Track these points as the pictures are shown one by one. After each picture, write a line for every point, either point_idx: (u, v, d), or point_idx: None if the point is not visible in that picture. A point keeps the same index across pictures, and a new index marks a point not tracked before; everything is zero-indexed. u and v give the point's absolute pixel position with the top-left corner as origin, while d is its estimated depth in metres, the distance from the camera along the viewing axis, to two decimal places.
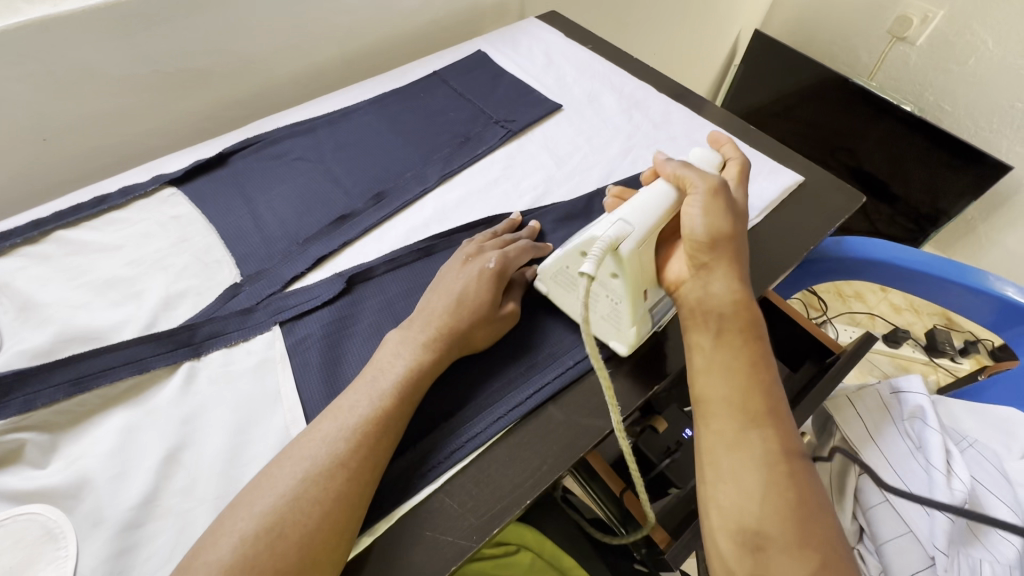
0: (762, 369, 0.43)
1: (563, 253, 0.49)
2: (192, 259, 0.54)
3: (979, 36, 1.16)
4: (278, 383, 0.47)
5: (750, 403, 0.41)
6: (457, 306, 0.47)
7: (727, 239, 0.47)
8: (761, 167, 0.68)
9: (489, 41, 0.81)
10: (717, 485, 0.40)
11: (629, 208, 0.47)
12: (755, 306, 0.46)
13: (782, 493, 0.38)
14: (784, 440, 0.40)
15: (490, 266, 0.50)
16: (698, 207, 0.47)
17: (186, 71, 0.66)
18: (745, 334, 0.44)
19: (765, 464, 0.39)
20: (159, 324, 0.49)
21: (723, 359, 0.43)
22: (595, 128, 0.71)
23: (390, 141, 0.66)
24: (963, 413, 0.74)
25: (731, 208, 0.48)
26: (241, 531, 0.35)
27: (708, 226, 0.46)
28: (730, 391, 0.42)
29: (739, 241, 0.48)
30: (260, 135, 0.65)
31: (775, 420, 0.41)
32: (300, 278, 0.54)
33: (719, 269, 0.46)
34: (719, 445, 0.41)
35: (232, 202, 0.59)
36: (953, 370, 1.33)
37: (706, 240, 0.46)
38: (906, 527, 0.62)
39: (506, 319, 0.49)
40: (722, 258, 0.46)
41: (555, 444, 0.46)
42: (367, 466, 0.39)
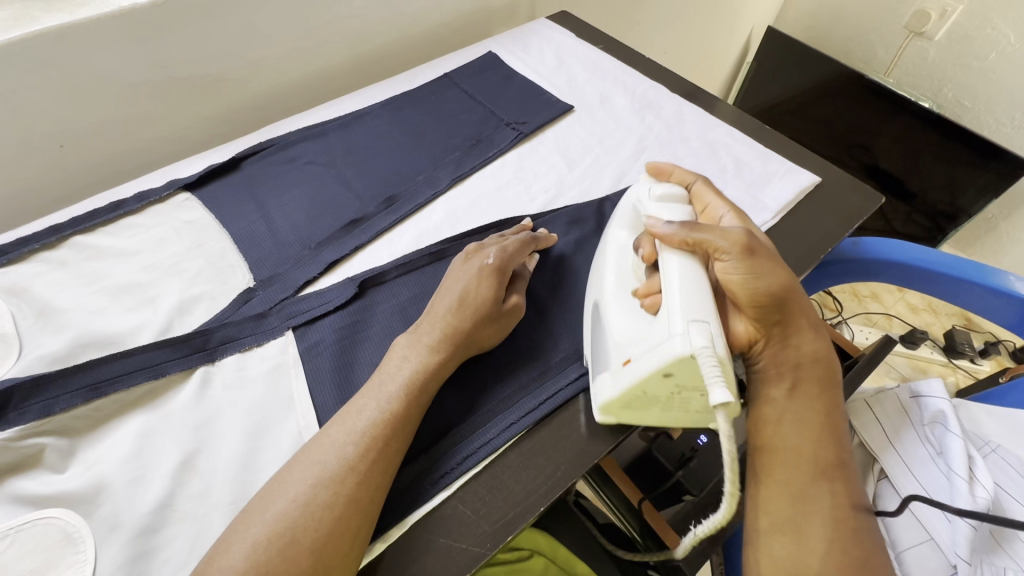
0: (834, 427, 0.44)
1: (635, 382, 0.40)
2: (206, 264, 0.54)
3: (1000, 31, 1.13)
4: (290, 389, 0.47)
5: (824, 459, 0.43)
6: (460, 306, 0.46)
7: (798, 292, 0.45)
8: (776, 168, 0.67)
9: (499, 42, 0.81)
10: (776, 535, 0.42)
11: (683, 302, 0.40)
12: (832, 359, 0.47)
13: (844, 553, 0.40)
14: (851, 499, 0.42)
15: (489, 262, 0.49)
16: (739, 271, 0.43)
17: (199, 77, 0.66)
18: (821, 387, 0.45)
19: (830, 520, 0.41)
20: (174, 329, 0.49)
21: (798, 414, 0.44)
22: (606, 129, 0.70)
23: (401, 144, 0.66)
24: (986, 418, 0.72)
25: (780, 259, 0.45)
26: (253, 537, 0.35)
27: (764, 288, 0.43)
28: (802, 448, 0.43)
29: (804, 292, 0.46)
30: (272, 140, 0.65)
31: (844, 478, 0.43)
32: (313, 283, 0.54)
33: (795, 329, 0.45)
34: (784, 498, 0.42)
35: (245, 207, 0.59)
36: (973, 371, 1.32)
37: (770, 303, 0.44)
38: (926, 535, 0.61)
39: (512, 314, 0.49)
40: (795, 311, 0.45)
41: (567, 449, 0.45)
42: (378, 472, 0.39)
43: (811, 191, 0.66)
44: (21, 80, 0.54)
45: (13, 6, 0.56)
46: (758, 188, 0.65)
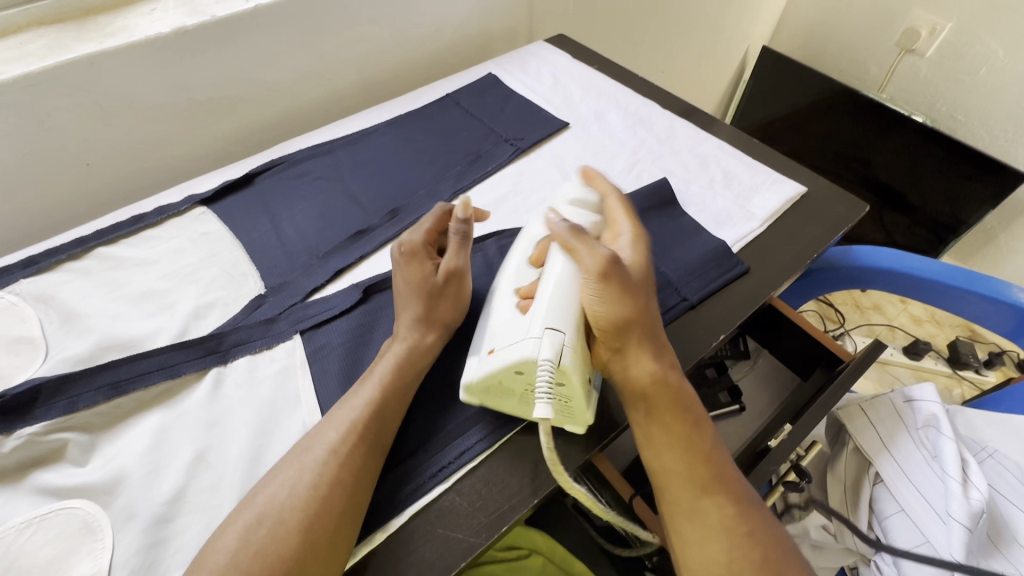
0: (698, 437, 0.46)
1: (490, 368, 0.43)
2: (220, 272, 0.57)
3: (989, 47, 1.16)
4: (297, 388, 0.49)
5: (695, 475, 0.44)
6: (403, 298, 0.49)
7: (645, 312, 0.47)
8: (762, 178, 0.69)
9: (499, 64, 0.85)
10: (686, 562, 0.43)
11: (547, 310, 0.43)
12: (677, 377, 0.47)
13: (744, 552, 0.41)
14: (736, 502, 0.43)
15: (400, 253, 0.50)
16: (595, 294, 0.45)
17: (216, 99, 0.70)
18: (675, 406, 0.46)
19: (723, 531, 0.42)
20: (189, 333, 0.52)
21: (661, 436, 0.45)
22: (600, 144, 0.73)
23: (405, 160, 0.69)
24: (982, 423, 0.73)
25: (629, 278, 0.46)
26: (254, 517, 0.38)
27: (612, 315, 0.45)
28: (676, 467, 0.45)
29: (647, 309, 0.47)
30: (284, 157, 0.69)
31: (720, 486, 0.44)
32: (320, 290, 0.57)
33: (632, 351, 0.46)
34: (679, 518, 0.44)
35: (257, 219, 0.62)
36: (978, 383, 1.30)
37: (612, 329, 0.45)
38: (923, 538, 0.61)
39: (457, 279, 0.50)
40: (642, 334, 0.46)
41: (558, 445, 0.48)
42: (364, 455, 0.41)
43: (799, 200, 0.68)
44: (54, 104, 0.59)
45: (49, 36, 0.61)
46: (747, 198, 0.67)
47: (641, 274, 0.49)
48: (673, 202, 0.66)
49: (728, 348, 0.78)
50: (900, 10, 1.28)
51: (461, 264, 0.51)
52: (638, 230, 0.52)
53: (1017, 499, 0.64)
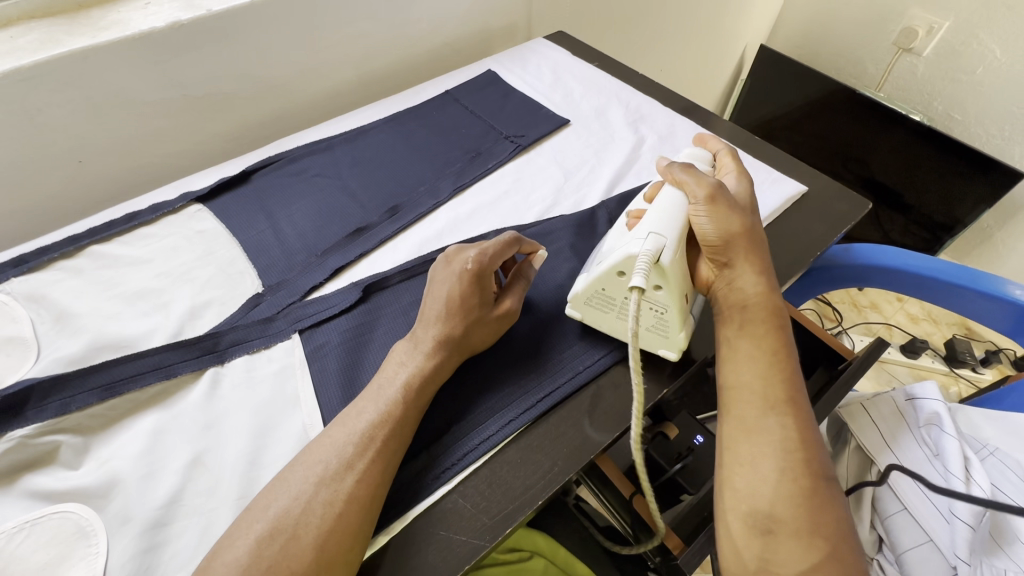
0: (784, 359, 0.45)
1: (595, 277, 0.49)
2: (216, 271, 0.56)
3: (986, 46, 1.17)
4: (296, 389, 0.48)
5: (766, 392, 0.43)
6: (447, 314, 0.47)
7: (753, 234, 0.50)
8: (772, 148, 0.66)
9: (498, 61, 0.84)
10: (734, 469, 0.41)
11: (655, 221, 0.47)
12: (777, 304, 0.48)
13: (796, 480, 0.39)
14: (804, 430, 0.42)
15: (468, 267, 0.48)
16: (704, 214, 0.49)
17: (212, 95, 0.69)
18: (768, 325, 0.47)
19: (782, 450, 0.40)
20: (185, 332, 0.51)
21: (747, 348, 0.46)
22: (601, 140, 0.73)
23: (403, 157, 0.69)
24: (982, 421, 0.73)
25: (737, 205, 0.50)
26: (263, 529, 0.36)
27: (711, 237, 0.48)
28: (753, 379, 0.44)
29: (753, 233, 0.50)
30: (281, 154, 0.68)
31: (793, 413, 0.42)
32: (319, 288, 0.56)
33: (739, 267, 0.49)
34: (737, 429, 0.43)
35: (254, 217, 0.61)
36: (975, 380, 1.31)
37: (719, 245, 0.48)
38: (926, 537, 0.61)
39: (505, 319, 0.50)
40: (750, 250, 0.49)
41: (562, 447, 0.47)
42: (381, 469, 0.40)
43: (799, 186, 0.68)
44: (45, 99, 0.58)
45: (40, 30, 0.59)
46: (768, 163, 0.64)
47: (754, 209, 0.52)
48: None
49: None
50: (897, 9, 1.28)
51: (516, 308, 0.50)
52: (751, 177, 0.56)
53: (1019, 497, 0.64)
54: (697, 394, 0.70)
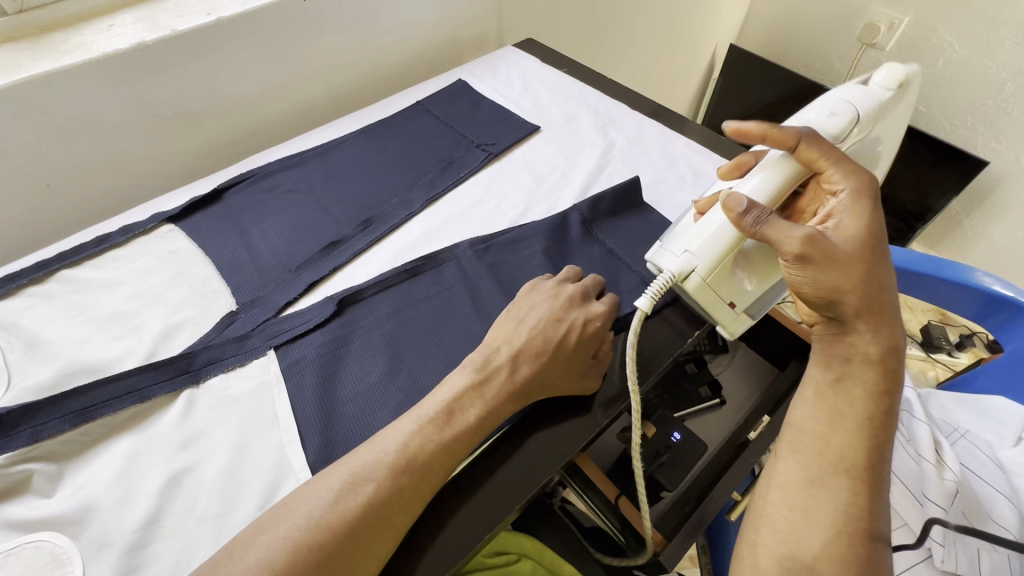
0: (881, 423, 0.45)
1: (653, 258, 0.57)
2: (190, 290, 0.56)
3: (945, 39, 1.20)
4: (273, 406, 0.48)
5: (847, 455, 0.44)
6: (535, 354, 0.48)
7: (870, 284, 0.45)
8: (863, 88, 0.56)
9: (469, 70, 0.85)
10: (787, 513, 0.45)
11: (701, 238, 0.51)
12: (894, 362, 0.46)
13: (849, 544, 0.42)
14: (870, 503, 0.43)
15: (575, 322, 0.51)
16: (798, 274, 0.46)
17: (181, 114, 0.69)
18: (873, 389, 0.46)
19: (838, 511, 0.43)
20: (159, 354, 0.51)
21: (834, 404, 0.46)
22: (571, 146, 0.74)
23: (376, 170, 0.69)
24: (953, 405, 0.79)
25: (845, 261, 0.45)
26: (274, 547, 0.35)
27: (817, 295, 0.46)
28: (829, 437, 0.46)
29: (868, 291, 0.45)
30: (253, 170, 0.68)
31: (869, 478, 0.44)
32: (293, 304, 0.56)
33: (850, 324, 0.47)
34: (797, 477, 0.46)
35: (226, 235, 0.61)
36: (951, 365, 1.34)
37: (819, 303, 0.47)
38: (902, 520, 0.64)
39: (583, 390, 0.50)
40: (862, 306, 0.46)
41: (539, 447, 0.48)
42: (413, 490, 0.40)
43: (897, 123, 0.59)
44: (8, 125, 0.57)
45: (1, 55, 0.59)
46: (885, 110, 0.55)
47: (873, 243, 0.46)
48: (643, 203, 0.66)
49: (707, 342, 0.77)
50: (860, 6, 1.32)
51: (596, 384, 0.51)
52: (871, 191, 0.48)
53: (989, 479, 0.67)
54: (675, 391, 0.72)
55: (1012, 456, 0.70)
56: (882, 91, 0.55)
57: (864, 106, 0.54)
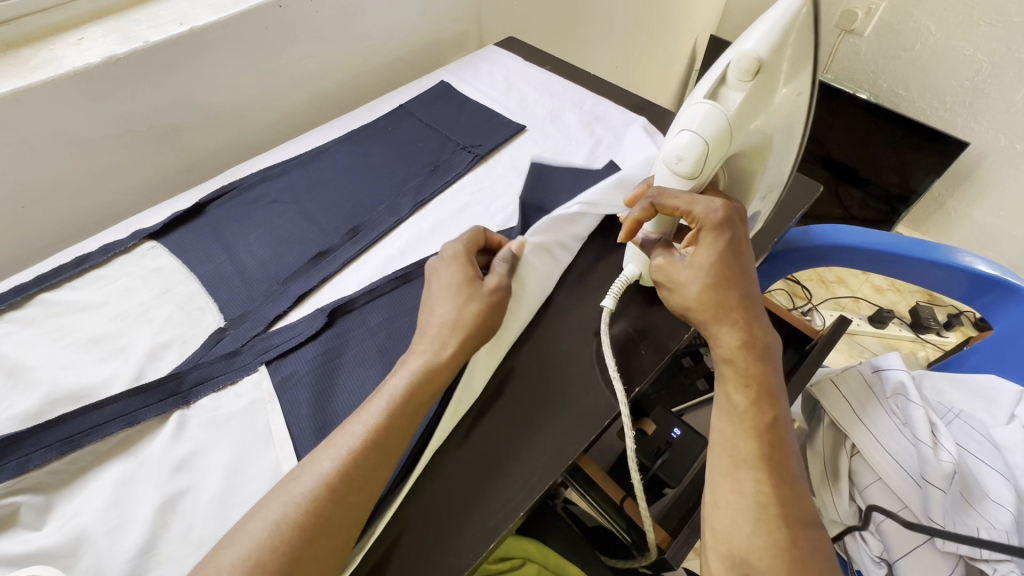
0: (757, 421, 0.45)
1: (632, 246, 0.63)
2: (176, 308, 0.55)
3: (921, 23, 1.21)
4: (268, 423, 0.47)
5: (742, 449, 0.44)
6: (438, 303, 0.50)
7: (715, 303, 0.47)
8: (721, 87, 0.49)
9: (450, 71, 0.84)
10: (713, 509, 0.44)
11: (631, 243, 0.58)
12: (759, 366, 0.46)
13: (773, 532, 0.40)
14: (780, 493, 0.42)
15: (446, 256, 0.53)
16: (662, 292, 0.51)
17: (158, 128, 0.68)
18: (741, 391, 0.46)
19: (755, 502, 0.42)
20: (146, 375, 0.50)
21: (717, 407, 0.48)
22: (558, 144, 0.73)
23: (361, 176, 0.68)
24: (947, 385, 0.78)
25: (691, 276, 0.48)
26: (246, 565, 0.36)
27: (679, 309, 0.50)
28: (716, 434, 0.46)
29: (719, 300, 0.47)
30: (235, 182, 0.67)
31: (770, 464, 0.43)
32: (283, 317, 0.55)
33: (715, 331, 0.48)
34: (717, 470, 0.45)
35: (211, 250, 0.60)
36: (940, 344, 1.37)
37: (685, 317, 0.50)
38: (902, 504, 0.64)
39: (497, 293, 0.52)
40: (712, 323, 0.48)
41: (541, 453, 0.50)
42: (360, 485, 0.41)
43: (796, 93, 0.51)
44: None
45: None
46: (752, 107, 0.49)
47: (723, 267, 0.47)
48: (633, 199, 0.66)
49: (703, 335, 0.77)
50: None
51: (503, 281, 0.52)
52: (725, 216, 0.47)
53: (985, 458, 0.69)
54: (673, 386, 0.73)
55: (1006, 433, 0.71)
56: (736, 96, 0.48)
57: (714, 134, 0.48)
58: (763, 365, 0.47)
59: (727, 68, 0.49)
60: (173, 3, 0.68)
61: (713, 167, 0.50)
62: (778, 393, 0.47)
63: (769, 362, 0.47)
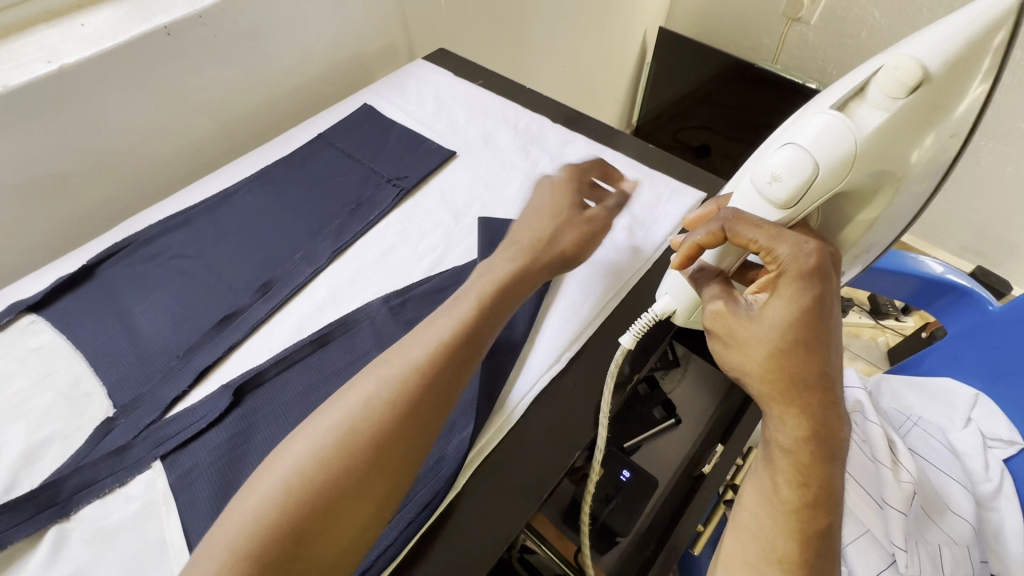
0: (808, 519, 0.40)
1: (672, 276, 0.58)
2: (57, 396, 0.48)
3: (865, 10, 1.19)
4: (162, 530, 0.42)
5: (778, 541, 0.40)
6: (539, 226, 0.55)
7: (787, 374, 0.40)
8: (856, 108, 0.44)
9: (375, 91, 0.78)
10: None
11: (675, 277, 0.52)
12: (822, 457, 0.41)
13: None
14: None
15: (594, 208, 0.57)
16: (720, 344, 0.44)
17: (37, 180, 0.60)
18: (797, 482, 0.41)
19: None
20: (20, 484, 0.44)
21: (763, 487, 0.43)
22: (491, 170, 0.68)
23: (275, 220, 0.62)
24: (904, 389, 0.78)
25: (763, 339, 0.41)
26: None
27: (738, 371, 0.43)
28: (762, 521, 0.42)
29: (792, 372, 0.40)
30: (130, 237, 0.60)
31: (810, 566, 0.39)
32: (183, 397, 0.49)
33: (775, 407, 0.42)
34: (741, 558, 0.42)
35: (101, 321, 0.53)
36: (900, 329, 1.38)
37: (741, 380, 0.44)
38: (863, 528, 0.61)
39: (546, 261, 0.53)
40: (776, 394, 0.41)
41: (483, 523, 0.45)
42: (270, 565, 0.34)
43: (955, 124, 0.45)
44: None
45: None
46: (891, 133, 0.43)
47: (808, 327, 0.40)
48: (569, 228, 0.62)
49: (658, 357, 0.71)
50: None
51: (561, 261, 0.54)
52: (818, 266, 0.40)
53: (942, 468, 0.68)
54: (627, 417, 0.68)
55: (962, 437, 0.70)
56: (871, 114, 0.43)
57: (828, 153, 0.43)
58: (825, 456, 0.41)
59: (877, 74, 0.43)
60: (41, 37, 0.60)
61: (815, 196, 0.44)
62: (838, 488, 0.41)
63: (833, 452, 0.41)
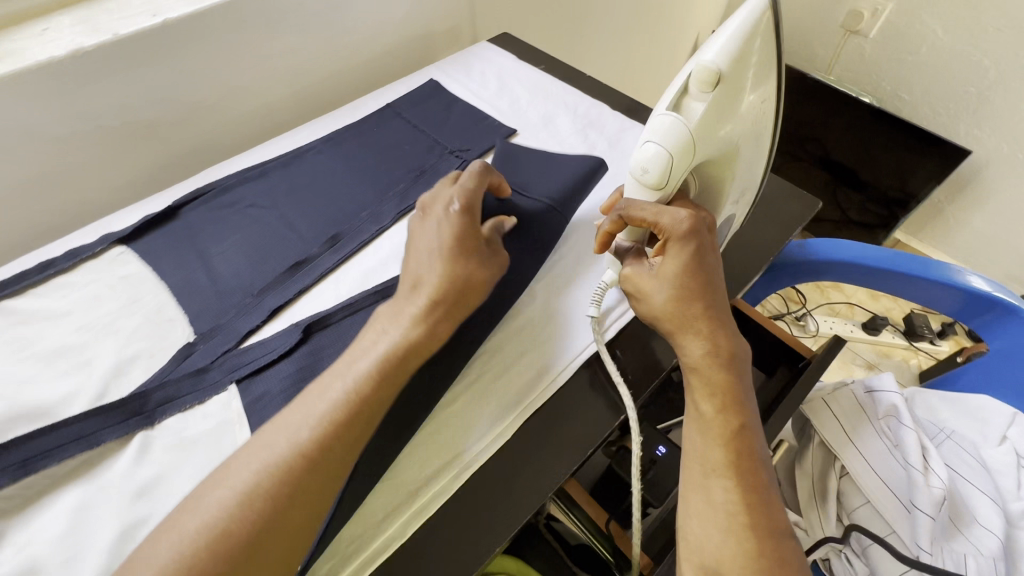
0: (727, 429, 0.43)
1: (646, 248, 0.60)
2: (143, 320, 0.52)
3: (928, 26, 1.18)
4: (235, 445, 0.45)
5: (711, 456, 0.42)
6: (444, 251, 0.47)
7: (682, 311, 0.46)
8: (688, 100, 0.46)
9: (440, 68, 0.81)
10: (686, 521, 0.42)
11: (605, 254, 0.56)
12: (729, 376, 0.45)
13: (741, 538, 0.39)
14: (747, 497, 0.41)
15: (454, 208, 0.49)
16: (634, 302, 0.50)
17: (130, 125, 0.65)
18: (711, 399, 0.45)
19: (726, 511, 0.40)
20: (110, 393, 0.48)
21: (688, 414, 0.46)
22: (549, 150, 0.70)
23: (344, 179, 0.65)
24: (939, 403, 0.77)
25: (657, 289, 0.47)
26: (208, 534, 0.35)
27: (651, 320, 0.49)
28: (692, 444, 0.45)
29: (685, 310, 0.46)
30: (211, 184, 0.64)
31: (740, 473, 0.41)
32: (256, 331, 0.52)
33: (684, 341, 0.47)
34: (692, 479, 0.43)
35: (183, 257, 0.57)
36: (933, 353, 1.36)
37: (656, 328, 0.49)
38: (890, 528, 0.63)
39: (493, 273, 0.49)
40: (680, 330, 0.47)
41: (529, 469, 0.49)
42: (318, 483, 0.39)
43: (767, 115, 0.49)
44: None
45: None
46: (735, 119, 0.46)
47: (691, 274, 0.46)
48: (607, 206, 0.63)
49: None
50: None
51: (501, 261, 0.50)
52: (688, 222, 0.46)
53: (974, 481, 0.67)
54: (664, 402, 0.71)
55: (997, 455, 0.70)
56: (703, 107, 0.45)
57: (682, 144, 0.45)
58: (732, 375, 0.45)
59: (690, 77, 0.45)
60: None
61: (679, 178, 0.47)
62: (750, 403, 0.45)
63: (740, 374, 0.46)
